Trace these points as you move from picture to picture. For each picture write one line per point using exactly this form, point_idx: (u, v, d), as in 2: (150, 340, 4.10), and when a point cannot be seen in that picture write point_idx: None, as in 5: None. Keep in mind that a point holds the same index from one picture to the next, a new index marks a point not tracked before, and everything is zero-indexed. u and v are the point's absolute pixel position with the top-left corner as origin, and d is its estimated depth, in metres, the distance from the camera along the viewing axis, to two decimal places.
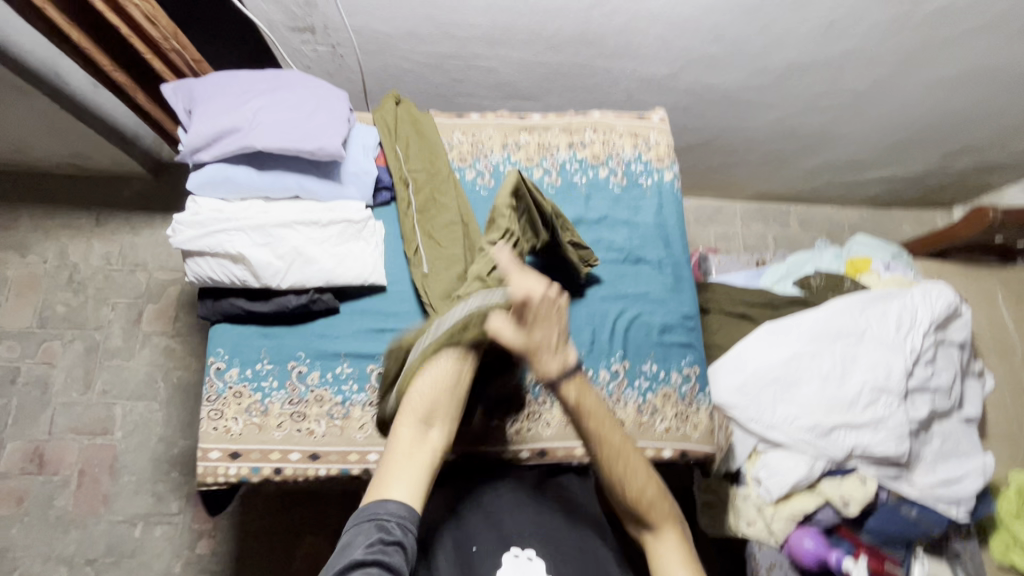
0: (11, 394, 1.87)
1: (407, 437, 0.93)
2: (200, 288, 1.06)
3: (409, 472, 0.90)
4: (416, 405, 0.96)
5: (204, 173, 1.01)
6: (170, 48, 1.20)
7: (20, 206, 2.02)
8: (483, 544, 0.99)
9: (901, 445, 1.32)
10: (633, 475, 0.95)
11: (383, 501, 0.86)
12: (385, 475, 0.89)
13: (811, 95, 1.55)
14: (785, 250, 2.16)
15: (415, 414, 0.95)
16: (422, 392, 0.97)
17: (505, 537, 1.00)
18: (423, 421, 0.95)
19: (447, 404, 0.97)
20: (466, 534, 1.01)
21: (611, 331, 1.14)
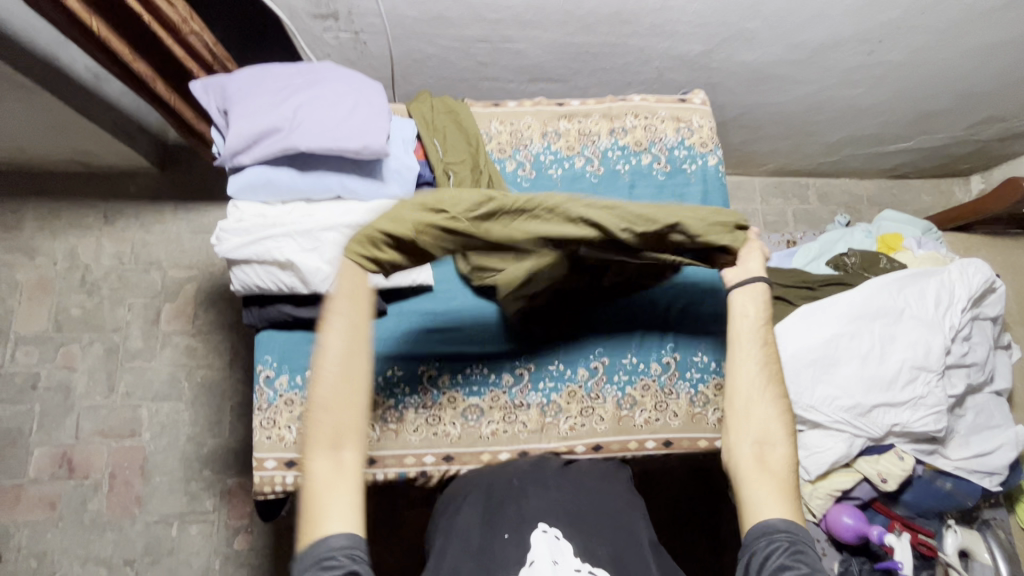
0: (33, 400, 1.84)
1: (324, 466, 0.87)
2: (245, 296, 1.04)
3: (339, 498, 0.86)
4: (322, 425, 0.87)
5: (244, 176, 0.98)
6: (193, 30, 1.17)
7: (24, 206, 1.96)
8: (513, 528, 0.90)
9: (939, 422, 1.34)
10: (756, 390, 1.03)
11: (321, 543, 0.83)
12: (315, 510, 0.85)
13: (847, 69, 1.50)
14: (806, 226, 2.14)
15: (323, 437, 0.87)
16: (327, 401, 0.87)
17: (529, 519, 0.91)
18: (331, 447, 0.87)
19: (350, 401, 0.88)
20: (489, 523, 0.92)
21: (660, 322, 1.16)
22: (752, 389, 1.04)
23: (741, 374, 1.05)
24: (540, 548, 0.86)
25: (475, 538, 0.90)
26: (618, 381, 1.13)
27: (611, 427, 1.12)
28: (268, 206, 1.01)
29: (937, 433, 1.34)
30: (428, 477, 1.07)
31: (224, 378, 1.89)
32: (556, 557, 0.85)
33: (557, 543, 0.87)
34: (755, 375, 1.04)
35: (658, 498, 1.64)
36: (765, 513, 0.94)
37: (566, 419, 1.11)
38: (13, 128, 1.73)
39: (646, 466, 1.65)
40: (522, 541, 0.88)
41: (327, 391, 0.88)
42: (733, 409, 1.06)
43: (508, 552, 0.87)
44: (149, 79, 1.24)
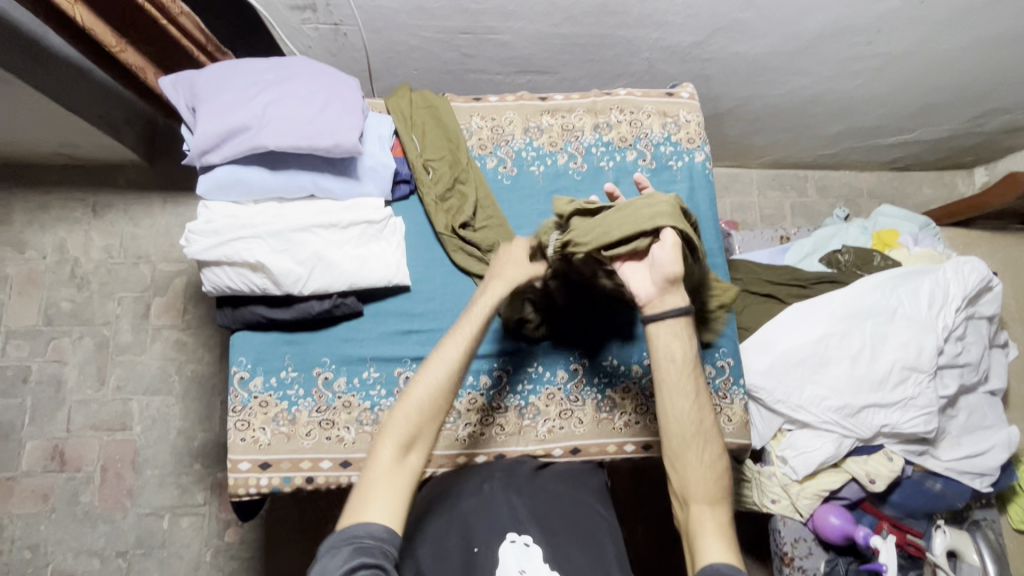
0: (25, 393, 1.85)
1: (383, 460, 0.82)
2: (219, 296, 1.02)
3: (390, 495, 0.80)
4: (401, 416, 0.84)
5: (214, 176, 0.96)
6: (183, 12, 1.13)
7: (12, 198, 1.95)
8: (482, 541, 0.87)
9: (929, 423, 1.32)
10: (705, 436, 0.90)
11: (358, 525, 0.76)
12: (361, 491, 0.79)
13: (844, 60, 1.46)
14: (802, 219, 2.10)
15: (393, 431, 0.83)
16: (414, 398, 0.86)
17: (499, 527, 0.90)
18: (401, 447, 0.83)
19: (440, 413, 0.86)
20: (458, 532, 0.90)
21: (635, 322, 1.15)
22: (698, 440, 0.90)
23: (687, 423, 0.90)
24: (508, 559, 0.85)
25: (449, 544, 0.89)
26: (597, 384, 1.13)
27: (588, 430, 1.11)
28: (240, 206, 0.98)
29: (927, 434, 1.33)
30: None
31: (215, 372, 1.89)
32: (523, 566, 0.84)
33: (526, 551, 0.86)
34: (694, 423, 0.90)
35: (645, 495, 1.64)
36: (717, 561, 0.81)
37: (544, 421, 1.11)
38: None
39: (634, 463, 1.65)
40: (490, 555, 0.86)
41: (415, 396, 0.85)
42: (669, 459, 0.91)
43: (477, 561, 0.86)
44: (139, 70, 1.20)
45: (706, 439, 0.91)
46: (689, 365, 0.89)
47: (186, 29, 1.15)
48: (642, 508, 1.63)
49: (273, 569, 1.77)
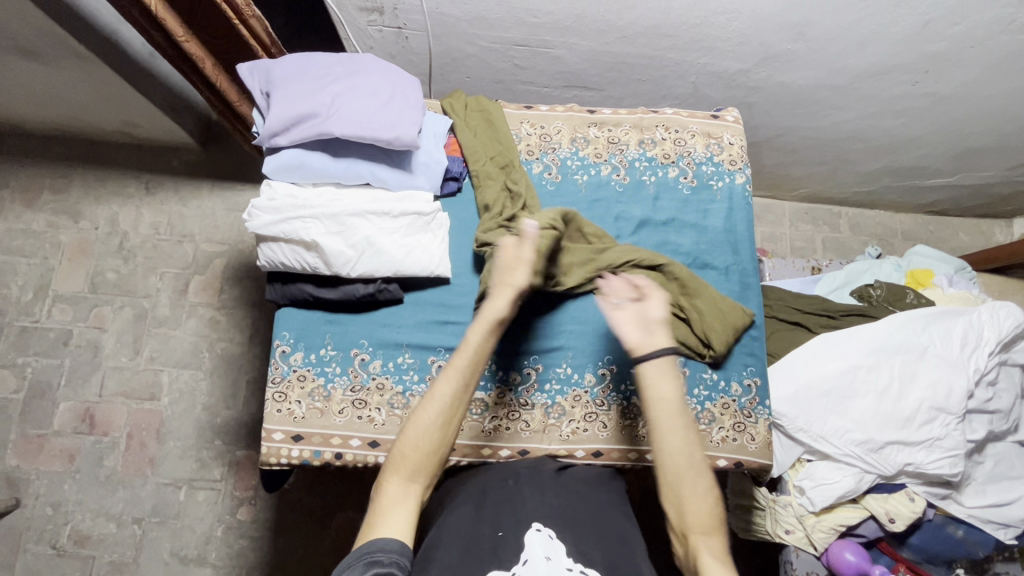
0: (64, 355, 1.93)
1: (391, 493, 0.85)
2: (269, 272, 1.07)
3: (403, 512, 0.84)
4: (412, 445, 0.88)
5: (279, 158, 1.01)
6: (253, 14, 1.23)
7: (73, 171, 2.06)
8: (507, 529, 0.91)
9: (955, 466, 1.29)
10: (695, 468, 0.93)
11: (371, 540, 0.79)
12: (374, 516, 0.83)
13: (888, 98, 1.48)
14: (833, 255, 2.09)
15: (402, 464, 0.87)
16: (422, 432, 0.89)
17: (522, 520, 0.93)
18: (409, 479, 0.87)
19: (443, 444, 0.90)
20: (479, 523, 0.93)
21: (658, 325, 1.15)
22: (691, 476, 0.92)
23: (680, 458, 0.93)
24: (534, 545, 0.88)
25: (466, 534, 0.91)
26: (624, 391, 1.14)
27: (611, 436, 1.13)
28: (299, 187, 1.04)
29: (952, 477, 1.30)
30: None
31: (244, 352, 1.95)
32: (549, 553, 0.87)
33: (551, 542, 0.89)
34: (684, 456, 0.93)
35: (656, 514, 1.63)
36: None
37: (568, 422, 1.13)
38: (72, 97, 1.82)
39: (647, 479, 1.64)
40: (516, 541, 0.89)
41: (421, 436, 0.89)
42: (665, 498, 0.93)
43: (501, 549, 0.88)
44: (200, 59, 1.28)
45: (695, 470, 0.93)
46: (681, 403, 0.94)
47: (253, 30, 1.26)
48: (652, 528, 1.62)
49: (280, 551, 1.79)
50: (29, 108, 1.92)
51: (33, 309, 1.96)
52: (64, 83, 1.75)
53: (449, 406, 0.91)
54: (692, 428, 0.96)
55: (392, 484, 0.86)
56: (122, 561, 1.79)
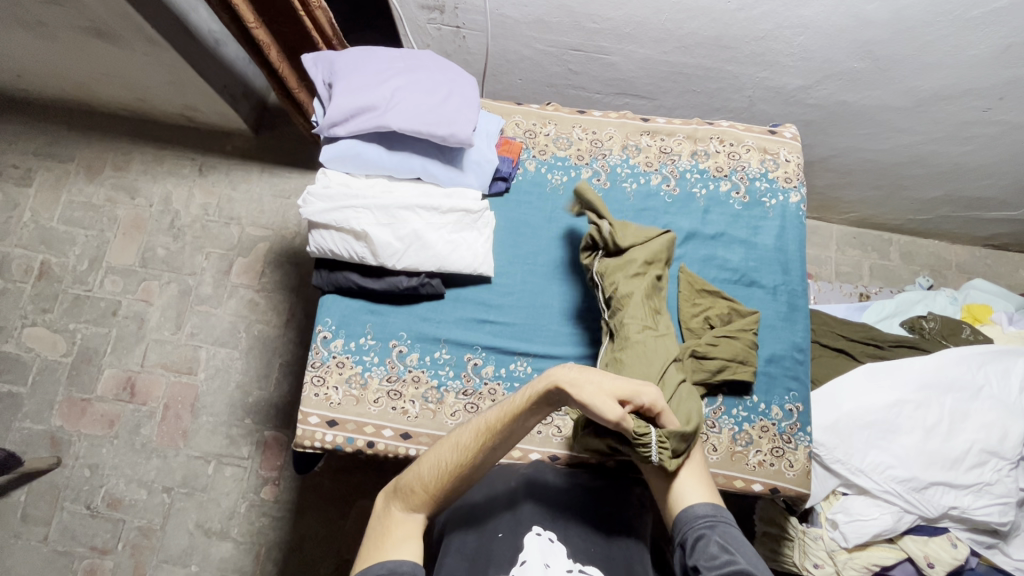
0: (111, 325, 2.01)
1: (398, 519, 0.89)
2: (318, 259, 1.11)
3: (404, 538, 0.87)
4: (424, 483, 0.90)
5: (336, 147, 1.05)
6: (319, 5, 1.27)
7: (134, 149, 2.15)
8: (507, 530, 0.96)
9: (1004, 516, 1.22)
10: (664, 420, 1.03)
11: (381, 563, 0.83)
12: (384, 538, 0.87)
13: (955, 123, 1.42)
14: (881, 283, 1.98)
15: (416, 493, 0.90)
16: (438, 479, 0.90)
17: (520, 523, 0.97)
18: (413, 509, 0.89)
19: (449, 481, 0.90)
20: (480, 528, 0.98)
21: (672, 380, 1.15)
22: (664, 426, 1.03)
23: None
24: (532, 550, 0.91)
25: (472, 542, 0.96)
26: None
27: None
28: (354, 177, 1.08)
29: (1001, 526, 1.22)
30: None
31: (278, 335, 1.99)
32: (547, 560, 0.90)
33: (550, 546, 0.92)
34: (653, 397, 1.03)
35: None
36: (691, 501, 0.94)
37: None
38: (140, 78, 1.91)
39: None
40: (517, 544, 0.93)
41: (433, 465, 0.91)
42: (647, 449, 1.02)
43: (498, 554, 0.92)
44: (267, 46, 1.32)
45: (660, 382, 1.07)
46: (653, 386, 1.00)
47: (317, 20, 1.30)
48: None
49: (299, 532, 1.82)
50: (99, 87, 2.02)
51: (87, 278, 2.05)
52: (133, 65, 1.84)
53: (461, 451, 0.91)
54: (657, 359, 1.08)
55: (399, 511, 0.90)
56: (150, 527, 1.85)
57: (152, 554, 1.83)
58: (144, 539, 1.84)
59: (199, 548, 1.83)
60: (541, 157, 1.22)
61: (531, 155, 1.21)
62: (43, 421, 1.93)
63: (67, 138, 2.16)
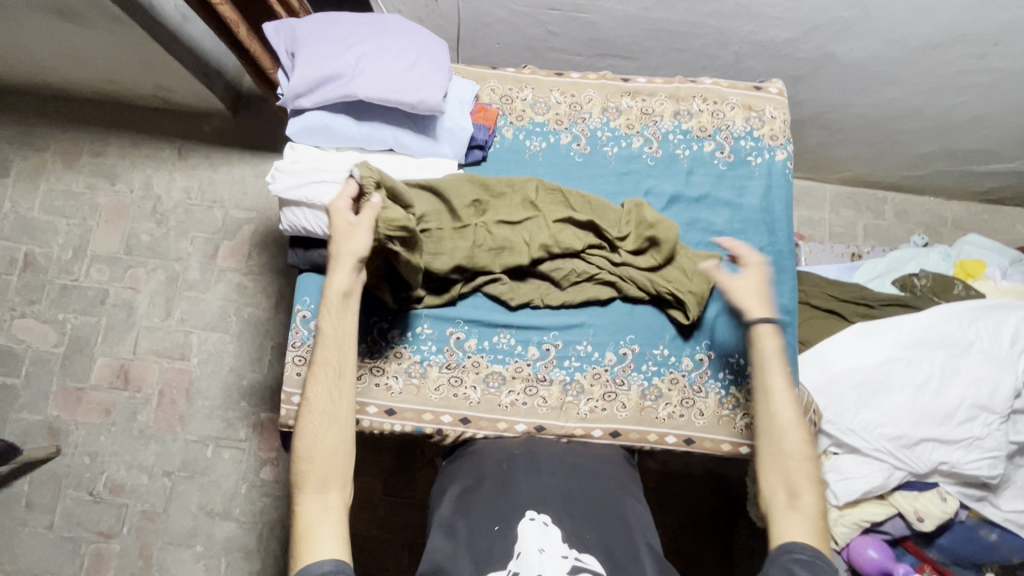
0: (101, 314, 2.00)
1: (308, 507, 0.87)
2: (293, 237, 1.13)
3: (326, 533, 0.85)
4: (315, 462, 0.90)
5: (304, 119, 1.06)
6: None
7: (110, 134, 2.10)
8: (502, 520, 0.93)
9: (994, 469, 1.23)
10: (780, 435, 0.96)
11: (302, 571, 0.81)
12: (301, 541, 0.85)
13: (948, 73, 1.37)
14: (875, 242, 1.95)
15: (310, 478, 0.89)
16: (319, 453, 0.90)
17: (516, 507, 0.95)
18: (319, 487, 0.88)
19: (333, 445, 0.91)
20: (475, 516, 0.95)
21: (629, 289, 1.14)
22: (782, 447, 0.96)
23: (764, 420, 0.97)
24: (528, 537, 0.90)
25: (466, 530, 0.93)
26: (645, 371, 1.14)
27: (630, 416, 1.13)
28: (323, 151, 1.09)
29: (990, 479, 1.23)
30: (443, 436, 1.12)
31: (269, 318, 1.98)
32: (541, 545, 0.89)
33: (545, 530, 0.91)
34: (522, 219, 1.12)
35: (672, 498, 1.62)
36: (795, 539, 0.89)
37: (586, 401, 1.14)
38: (108, 59, 1.85)
39: (664, 463, 1.62)
40: (511, 530, 0.92)
41: (314, 446, 0.91)
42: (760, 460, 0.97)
43: (493, 545, 0.90)
44: (234, 23, 1.26)
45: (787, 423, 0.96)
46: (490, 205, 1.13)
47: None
48: (665, 513, 1.61)
49: None
50: (69, 71, 1.96)
51: (73, 268, 2.03)
52: (100, 45, 1.77)
53: (331, 405, 0.92)
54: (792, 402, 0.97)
55: (307, 502, 0.88)
56: (153, 510, 1.87)
57: (158, 537, 1.86)
58: (148, 522, 1.87)
59: (203, 530, 1.85)
60: (519, 124, 1.20)
61: (508, 122, 1.20)
62: (40, 412, 1.94)
63: (41, 125, 2.11)
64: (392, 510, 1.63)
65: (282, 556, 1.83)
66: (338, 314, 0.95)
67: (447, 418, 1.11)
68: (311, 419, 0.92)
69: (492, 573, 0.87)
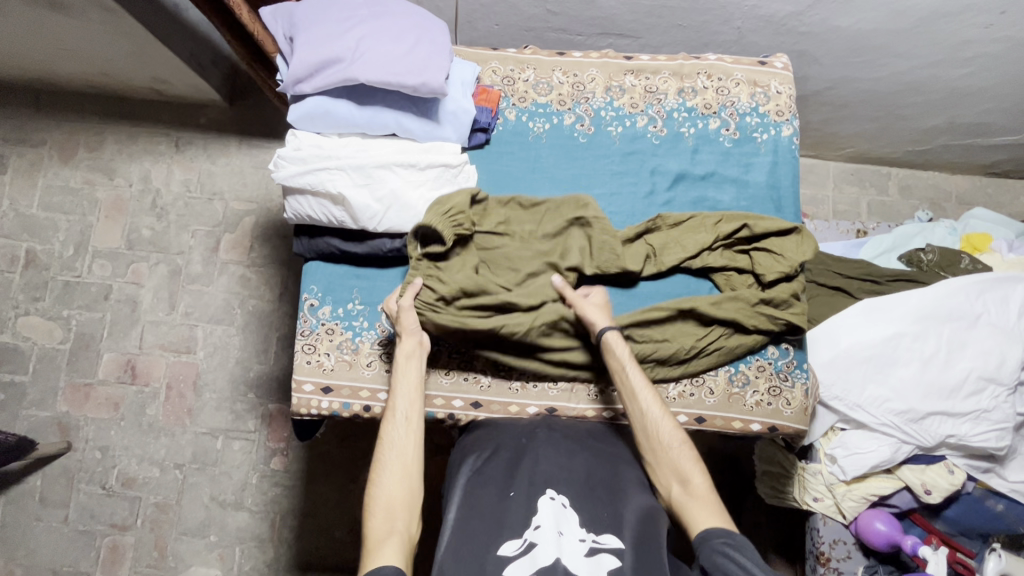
0: (105, 309, 2.00)
1: (375, 533, 0.90)
2: (297, 226, 1.13)
3: (391, 547, 0.88)
4: (385, 492, 0.94)
5: (304, 106, 1.05)
6: None
7: (107, 128, 2.08)
8: (519, 490, 0.97)
9: (1001, 440, 1.24)
10: (646, 432, 1.00)
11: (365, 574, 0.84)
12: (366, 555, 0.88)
13: (953, 44, 1.35)
14: (879, 220, 1.94)
15: (383, 504, 0.93)
16: (393, 481, 0.95)
17: (536, 484, 0.97)
18: (389, 514, 0.92)
19: (408, 481, 0.96)
20: (493, 488, 0.98)
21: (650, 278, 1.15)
22: (653, 440, 1.00)
23: (636, 422, 1.01)
24: (546, 515, 0.93)
25: (484, 497, 0.97)
26: None
27: None
28: (324, 138, 1.08)
29: (997, 451, 1.24)
30: (456, 420, 1.14)
31: (273, 309, 1.98)
32: (561, 528, 0.92)
33: (563, 511, 0.94)
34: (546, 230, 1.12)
35: None
36: (711, 527, 0.91)
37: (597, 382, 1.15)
38: (102, 51, 1.82)
39: None
40: (531, 506, 0.95)
41: (382, 473, 0.96)
42: (648, 462, 1.01)
43: (510, 516, 0.94)
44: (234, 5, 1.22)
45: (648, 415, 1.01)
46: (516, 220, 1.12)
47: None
48: None
49: (311, 499, 1.86)
50: (62, 64, 1.93)
51: (74, 264, 2.02)
52: (93, 38, 1.76)
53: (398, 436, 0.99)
54: (647, 391, 1.02)
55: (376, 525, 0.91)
56: (166, 502, 1.89)
57: (171, 528, 1.88)
58: (162, 514, 1.89)
59: (216, 519, 1.87)
60: (521, 105, 1.18)
61: (511, 103, 1.18)
62: (49, 408, 1.95)
63: (37, 120, 2.09)
64: None
65: (294, 543, 1.85)
66: (405, 366, 1.03)
67: (458, 403, 1.13)
68: (391, 460, 0.97)
69: (508, 541, 0.91)
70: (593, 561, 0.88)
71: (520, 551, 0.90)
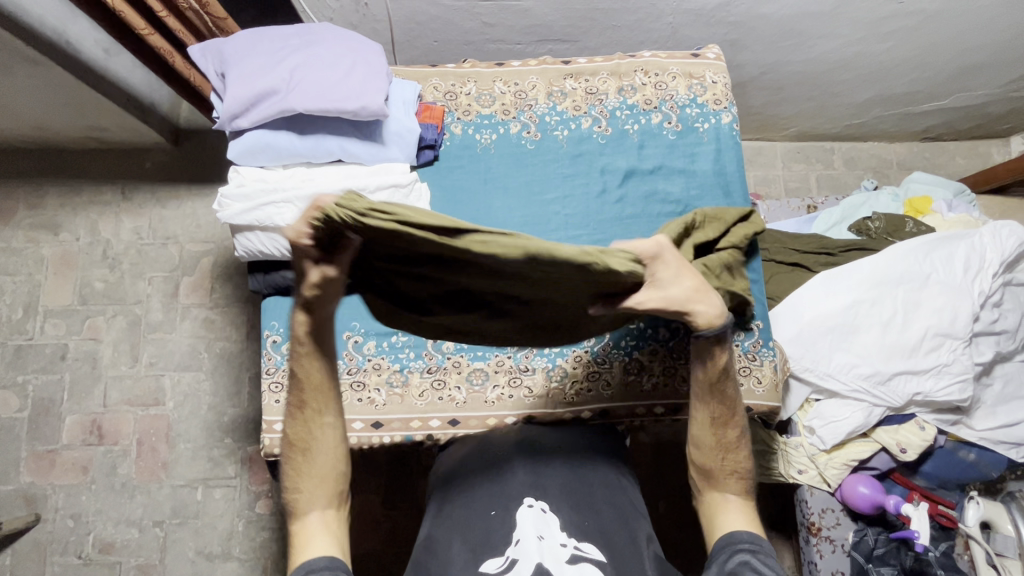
0: (63, 370, 1.91)
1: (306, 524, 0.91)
2: (250, 263, 1.11)
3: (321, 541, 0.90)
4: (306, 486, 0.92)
5: (244, 141, 1.04)
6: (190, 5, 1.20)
7: (46, 182, 2.01)
8: (499, 506, 0.96)
9: (964, 391, 1.28)
10: (712, 439, 0.98)
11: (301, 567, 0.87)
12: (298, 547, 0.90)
13: (872, 20, 1.42)
14: (829, 193, 2.01)
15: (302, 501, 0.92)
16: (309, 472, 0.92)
17: (511, 495, 0.97)
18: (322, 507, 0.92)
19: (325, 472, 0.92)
20: (471, 504, 0.97)
21: None
22: (715, 451, 0.98)
23: (704, 432, 0.99)
24: (526, 524, 0.92)
25: (463, 516, 0.96)
26: (625, 346, 1.17)
27: (615, 394, 1.16)
28: (268, 170, 1.06)
29: (962, 402, 1.29)
30: (435, 440, 1.15)
31: (241, 349, 1.92)
32: (541, 532, 0.92)
33: (543, 517, 0.93)
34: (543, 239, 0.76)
35: (670, 469, 1.64)
36: (738, 532, 0.93)
37: (571, 385, 1.16)
38: (30, 103, 1.76)
39: (657, 436, 1.64)
40: (510, 520, 0.94)
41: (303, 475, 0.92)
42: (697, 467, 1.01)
43: (494, 532, 0.93)
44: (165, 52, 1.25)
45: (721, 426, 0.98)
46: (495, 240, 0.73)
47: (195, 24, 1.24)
48: (666, 483, 1.63)
49: None
50: None
51: (25, 326, 1.93)
52: (19, 91, 1.69)
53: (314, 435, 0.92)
54: (730, 407, 0.97)
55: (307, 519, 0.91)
56: (148, 563, 1.81)
57: None
58: None
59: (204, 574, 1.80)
60: (466, 119, 1.19)
61: (456, 118, 1.19)
62: (11, 481, 1.85)
63: None
64: (395, 522, 1.61)
65: None
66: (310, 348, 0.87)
67: (435, 422, 1.13)
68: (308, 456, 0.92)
69: (490, 559, 0.90)
70: (575, 568, 0.88)
71: (501, 569, 0.88)
